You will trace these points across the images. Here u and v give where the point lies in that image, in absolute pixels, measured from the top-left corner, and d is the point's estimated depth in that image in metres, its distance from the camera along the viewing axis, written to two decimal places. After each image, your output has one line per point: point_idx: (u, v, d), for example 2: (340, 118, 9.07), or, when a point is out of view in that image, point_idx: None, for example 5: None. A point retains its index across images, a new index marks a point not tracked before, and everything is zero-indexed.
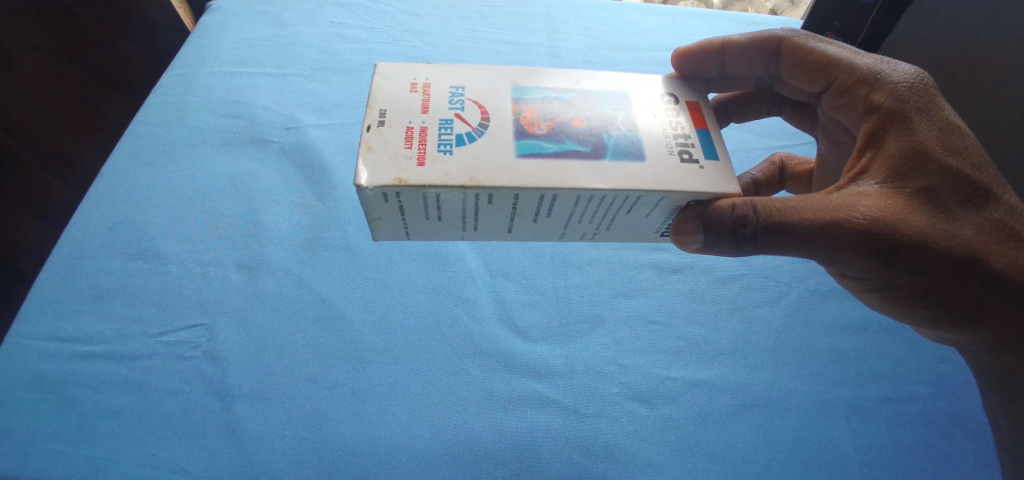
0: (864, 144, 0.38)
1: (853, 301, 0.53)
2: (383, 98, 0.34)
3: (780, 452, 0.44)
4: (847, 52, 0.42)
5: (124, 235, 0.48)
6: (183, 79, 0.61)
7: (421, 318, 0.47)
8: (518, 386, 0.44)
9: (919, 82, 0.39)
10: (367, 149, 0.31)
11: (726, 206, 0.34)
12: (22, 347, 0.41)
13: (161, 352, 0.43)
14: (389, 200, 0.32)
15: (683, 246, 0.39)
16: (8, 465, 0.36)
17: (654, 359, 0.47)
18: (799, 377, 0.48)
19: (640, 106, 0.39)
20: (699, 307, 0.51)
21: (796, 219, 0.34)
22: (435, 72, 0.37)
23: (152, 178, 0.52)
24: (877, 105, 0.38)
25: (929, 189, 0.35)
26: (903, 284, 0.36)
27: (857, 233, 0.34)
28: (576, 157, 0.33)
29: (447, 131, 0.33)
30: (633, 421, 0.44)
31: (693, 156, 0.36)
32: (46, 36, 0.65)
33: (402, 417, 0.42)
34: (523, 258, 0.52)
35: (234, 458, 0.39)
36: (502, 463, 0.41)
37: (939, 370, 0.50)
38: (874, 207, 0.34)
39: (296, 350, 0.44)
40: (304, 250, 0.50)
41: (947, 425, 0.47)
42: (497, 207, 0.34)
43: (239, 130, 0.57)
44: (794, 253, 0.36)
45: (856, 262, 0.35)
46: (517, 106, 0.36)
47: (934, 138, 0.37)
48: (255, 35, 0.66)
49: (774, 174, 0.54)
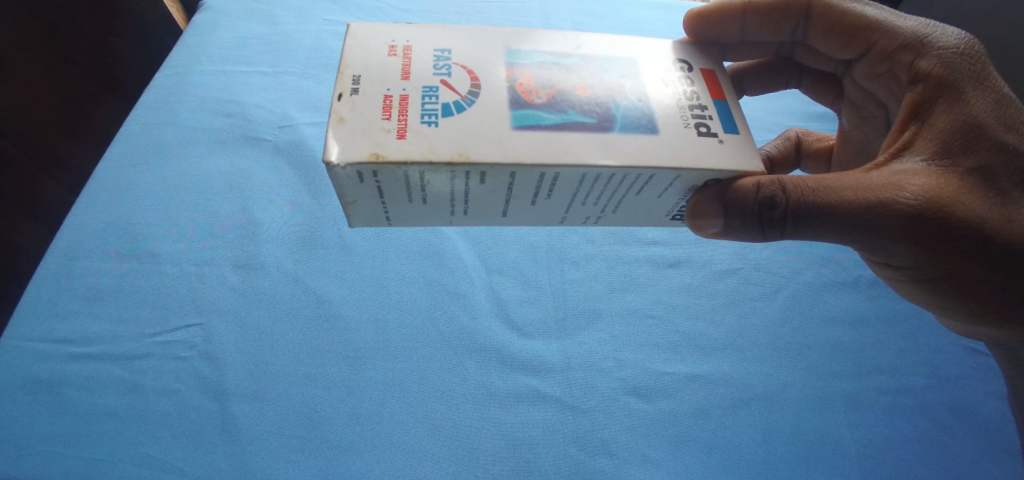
0: (907, 116, 0.34)
1: (852, 293, 0.49)
2: (358, 63, 0.31)
3: (781, 445, 0.41)
4: (886, 15, 0.38)
5: (116, 236, 0.45)
6: (175, 79, 0.57)
7: (412, 316, 0.44)
8: (516, 382, 0.41)
9: (971, 48, 0.35)
10: (339, 120, 0.28)
11: (751, 185, 0.31)
12: (18, 348, 0.39)
13: (156, 352, 0.40)
14: (365, 180, 0.28)
15: (699, 231, 0.35)
16: (3, 469, 0.34)
17: (652, 354, 0.44)
18: (799, 370, 0.44)
19: (650, 74, 0.35)
20: (698, 301, 0.47)
21: (831, 199, 0.30)
22: (419, 34, 0.34)
23: (144, 179, 0.48)
24: (924, 73, 0.34)
25: (984, 168, 0.31)
26: (952, 275, 0.32)
27: (902, 216, 0.30)
28: (579, 129, 0.30)
29: (432, 99, 0.30)
30: (631, 416, 0.41)
31: (711, 129, 0.32)
32: (40, 39, 0.58)
33: (400, 415, 0.39)
34: (521, 254, 0.48)
35: (231, 459, 0.36)
36: (500, 460, 0.38)
37: (938, 361, 0.46)
38: (924, 186, 0.30)
39: (291, 350, 0.41)
40: (299, 249, 0.46)
41: (945, 418, 0.44)
42: (491, 187, 0.30)
43: (235, 129, 0.53)
44: (828, 238, 0.32)
45: (899, 248, 0.31)
46: (512, 72, 0.33)
47: (988, 110, 0.33)
48: (248, 33, 0.62)
49: (790, 150, 0.50)
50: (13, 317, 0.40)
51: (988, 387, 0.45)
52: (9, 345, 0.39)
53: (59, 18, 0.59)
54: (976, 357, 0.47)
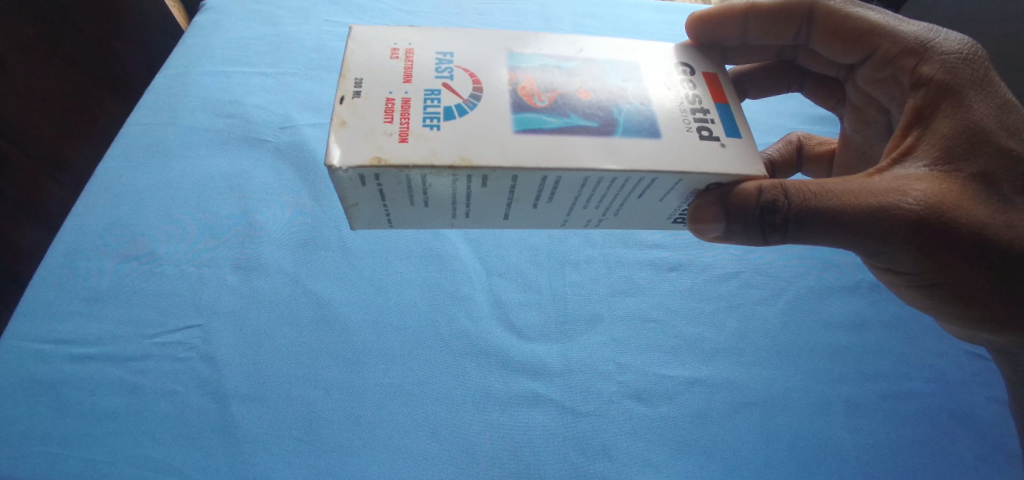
0: (910, 121, 0.34)
1: (852, 297, 0.49)
2: (359, 66, 0.31)
3: (781, 449, 0.41)
4: (889, 20, 0.38)
5: (117, 237, 0.45)
6: (176, 80, 0.56)
7: (412, 318, 0.44)
8: (516, 385, 0.41)
9: (974, 53, 0.35)
10: (341, 123, 0.28)
11: (752, 189, 0.31)
12: (19, 349, 0.39)
13: (156, 353, 0.40)
14: (367, 183, 0.28)
15: (701, 235, 0.35)
16: (3, 470, 0.34)
17: (652, 357, 0.44)
18: (799, 373, 0.44)
19: (652, 78, 0.35)
20: (698, 305, 0.47)
21: (834, 204, 0.30)
22: (421, 37, 0.34)
23: (145, 180, 0.48)
24: (926, 78, 0.34)
25: (986, 174, 0.31)
26: (954, 281, 0.32)
27: (904, 221, 0.30)
28: (582, 133, 0.30)
29: (434, 103, 0.30)
30: (631, 420, 0.41)
31: (713, 133, 0.32)
32: (41, 38, 0.58)
33: (400, 418, 0.39)
34: (521, 257, 0.48)
35: (231, 460, 0.36)
36: (500, 463, 0.38)
37: (938, 366, 0.46)
38: (926, 191, 0.30)
39: (291, 352, 0.41)
40: (300, 251, 0.46)
41: (946, 422, 0.44)
42: (493, 190, 0.30)
43: (235, 130, 0.53)
44: (830, 244, 0.32)
45: (901, 253, 0.31)
46: (514, 75, 0.33)
47: (991, 116, 0.33)
48: (249, 35, 0.62)
49: (792, 154, 0.50)
50: (13, 318, 0.40)
51: (989, 391, 0.45)
52: (10, 346, 0.39)
53: (61, 17, 0.59)
54: (977, 361, 0.47)
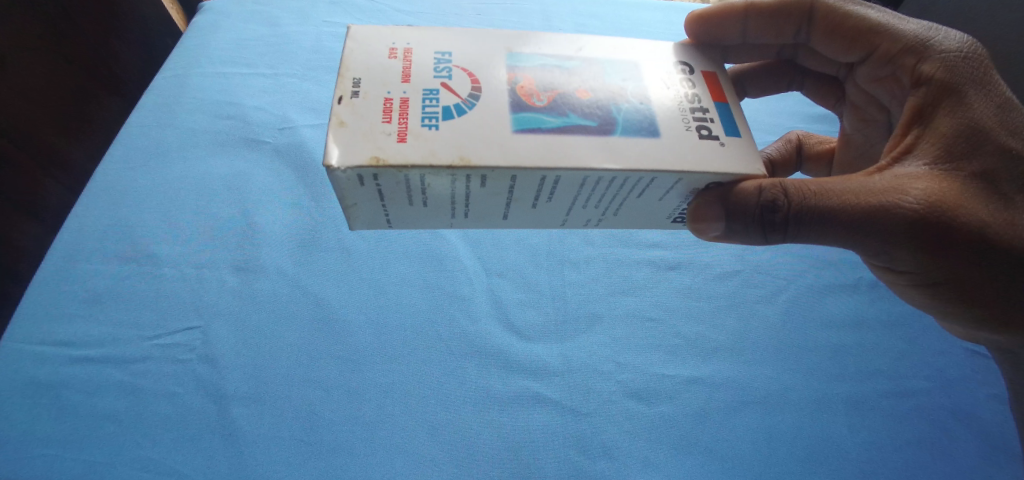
0: (910, 120, 0.34)
1: (852, 295, 0.49)
2: (357, 66, 0.31)
3: (781, 448, 0.41)
4: (889, 18, 0.38)
5: (116, 239, 0.45)
6: (175, 81, 0.56)
7: (411, 318, 0.43)
8: (516, 385, 0.41)
9: (974, 52, 0.34)
10: (339, 123, 0.28)
11: (752, 189, 0.31)
12: (19, 351, 0.39)
13: (156, 355, 0.40)
14: (366, 183, 0.28)
15: (701, 234, 0.35)
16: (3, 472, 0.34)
17: (652, 357, 0.44)
18: (799, 373, 0.44)
19: (651, 77, 0.35)
20: (698, 304, 0.47)
21: (834, 203, 0.30)
22: (420, 36, 0.34)
23: (144, 181, 0.48)
24: (927, 76, 0.34)
25: (986, 173, 0.31)
26: (955, 279, 0.32)
27: (904, 220, 0.30)
28: (581, 132, 0.30)
29: (433, 102, 0.29)
30: (631, 419, 0.40)
31: (713, 132, 0.32)
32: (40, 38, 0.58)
33: (399, 418, 0.39)
34: (521, 256, 0.48)
35: (230, 461, 0.36)
36: (500, 463, 0.38)
37: (938, 364, 0.46)
38: (926, 190, 0.30)
39: (291, 352, 0.41)
40: (299, 251, 0.46)
41: (945, 420, 0.44)
42: (492, 190, 0.30)
43: (234, 131, 0.53)
44: (830, 243, 0.31)
45: (901, 252, 0.31)
46: (513, 75, 0.33)
47: (991, 115, 0.32)
48: (248, 35, 0.62)
49: (792, 153, 0.50)
50: (13, 320, 0.40)
51: (988, 389, 0.45)
52: (9, 347, 0.39)
53: (59, 18, 0.59)
54: (977, 360, 0.47)
